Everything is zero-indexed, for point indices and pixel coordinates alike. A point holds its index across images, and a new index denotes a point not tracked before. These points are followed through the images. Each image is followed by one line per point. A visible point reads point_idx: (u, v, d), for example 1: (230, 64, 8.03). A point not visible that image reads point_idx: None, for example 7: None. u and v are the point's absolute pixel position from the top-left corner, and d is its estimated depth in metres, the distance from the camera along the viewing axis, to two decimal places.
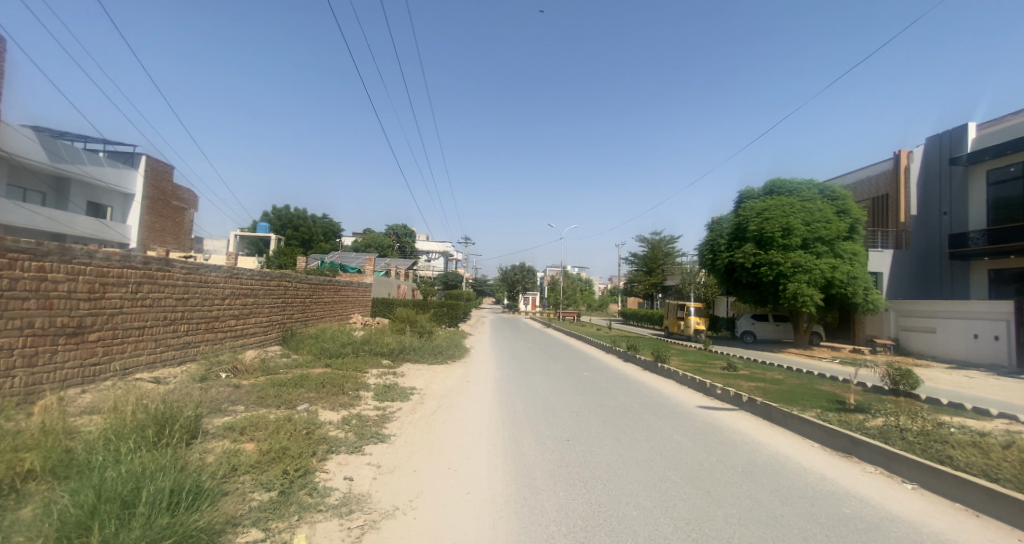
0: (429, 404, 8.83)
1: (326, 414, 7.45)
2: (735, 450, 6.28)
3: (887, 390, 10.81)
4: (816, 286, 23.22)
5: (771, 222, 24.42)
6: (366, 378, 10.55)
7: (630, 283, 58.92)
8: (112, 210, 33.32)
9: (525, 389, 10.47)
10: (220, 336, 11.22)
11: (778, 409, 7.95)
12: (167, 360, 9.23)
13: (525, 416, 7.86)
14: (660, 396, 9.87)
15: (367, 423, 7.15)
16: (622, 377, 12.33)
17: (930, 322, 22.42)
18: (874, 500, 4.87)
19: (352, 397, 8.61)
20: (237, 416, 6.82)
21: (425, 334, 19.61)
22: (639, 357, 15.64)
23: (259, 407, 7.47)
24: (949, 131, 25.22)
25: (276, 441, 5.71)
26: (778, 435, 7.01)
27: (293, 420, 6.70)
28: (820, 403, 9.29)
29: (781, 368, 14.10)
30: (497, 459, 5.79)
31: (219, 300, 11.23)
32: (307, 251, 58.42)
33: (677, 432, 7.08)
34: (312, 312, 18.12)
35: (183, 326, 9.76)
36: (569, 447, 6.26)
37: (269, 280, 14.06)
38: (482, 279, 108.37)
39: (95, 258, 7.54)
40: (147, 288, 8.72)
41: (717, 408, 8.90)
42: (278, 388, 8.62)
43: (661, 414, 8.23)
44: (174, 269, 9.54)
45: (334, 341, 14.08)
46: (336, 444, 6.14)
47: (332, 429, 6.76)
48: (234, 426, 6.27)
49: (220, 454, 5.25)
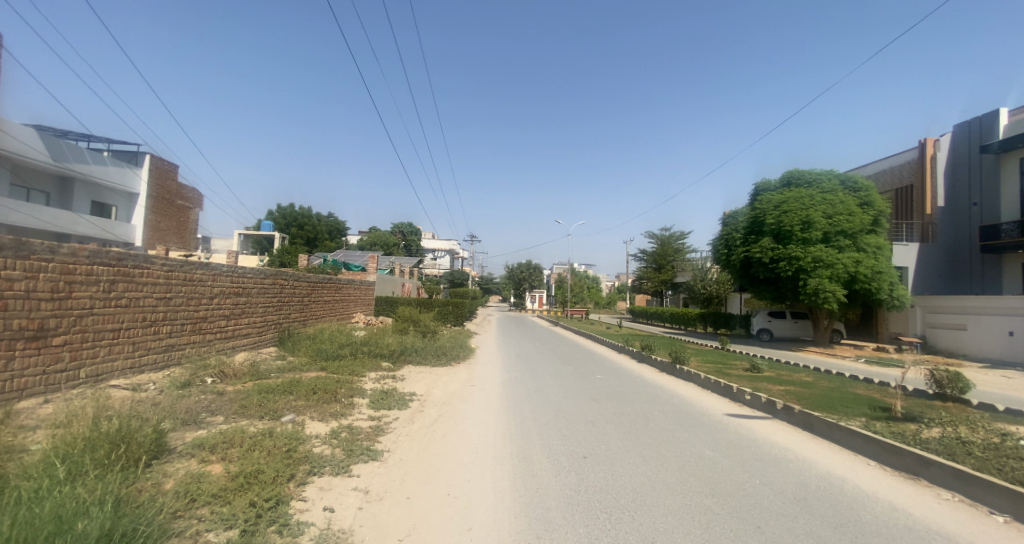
0: (429, 413, 8.06)
1: (313, 426, 6.65)
2: (780, 468, 5.46)
3: (932, 394, 9.86)
4: (839, 281, 22.15)
5: (790, 215, 23.32)
6: (363, 383, 9.79)
7: (639, 280, 57.65)
8: (117, 210, 32.76)
9: (535, 395, 9.70)
10: (208, 337, 10.51)
11: (821, 419, 7.07)
12: (147, 364, 8.52)
13: (535, 426, 7.11)
14: (683, 402, 9.03)
15: (358, 437, 6.33)
16: (640, 381, 11.49)
17: (960, 319, 21.33)
18: (968, 539, 3.97)
19: (343, 405, 7.81)
20: (213, 430, 6.03)
21: (429, 334, 18.81)
22: (655, 358, 14.78)
23: (240, 418, 6.70)
24: (978, 117, 24.08)
25: (249, 463, 4.91)
26: (826, 451, 6.12)
27: (274, 435, 5.90)
28: (863, 410, 8.38)
29: (809, 370, 13.14)
30: (503, 483, 5.03)
31: (207, 299, 10.52)
32: (312, 250, 57.91)
33: (708, 447, 6.26)
34: (311, 312, 17.39)
35: (165, 328, 9.05)
36: (585, 466, 5.48)
37: (264, 278, 13.36)
38: (489, 277, 107.64)
39: (57, 254, 6.80)
40: (123, 286, 7.99)
41: (748, 416, 8.04)
42: (264, 395, 7.86)
43: (688, 424, 7.39)
44: (155, 266, 8.81)
45: (332, 342, 13.33)
46: (320, 464, 5.32)
47: (317, 444, 5.96)
48: (204, 442, 5.48)
49: (182, 479, 4.47)
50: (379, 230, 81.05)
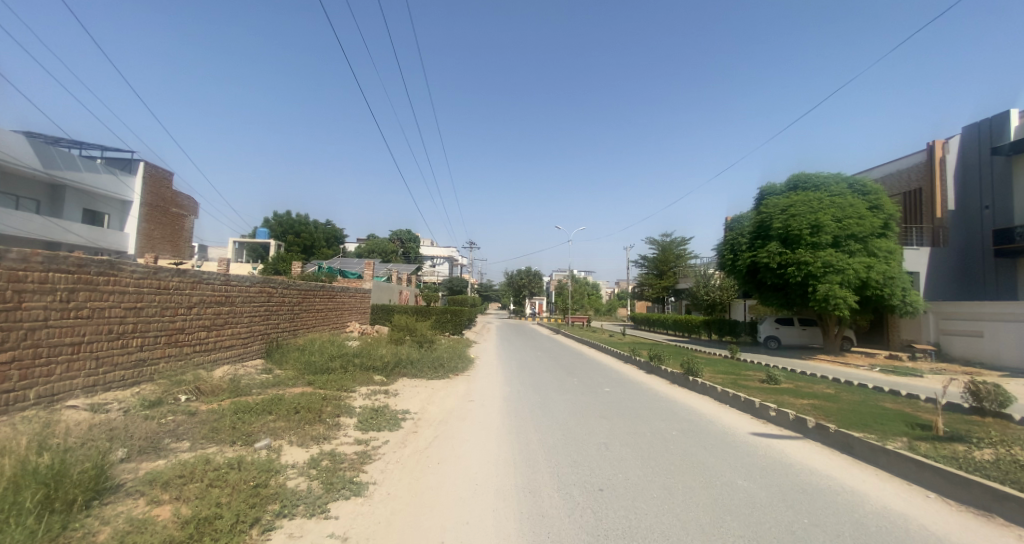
0: (423, 434, 7.30)
1: (292, 453, 5.88)
2: (831, 506, 4.73)
3: (970, 408, 9.10)
4: (849, 287, 21.44)
5: (798, 218, 22.67)
6: (351, 400, 8.99)
7: (640, 287, 56.79)
8: (109, 218, 32.04)
9: (540, 411, 8.93)
10: (186, 351, 9.74)
11: (863, 442, 6.33)
12: (113, 381, 7.73)
13: (542, 450, 6.37)
14: (702, 419, 8.27)
15: (340, 467, 5.54)
16: (651, 394, 10.75)
17: (976, 326, 20.60)
18: None
19: (326, 427, 7.02)
20: (174, 460, 5.25)
21: (426, 344, 17.99)
22: (664, 369, 14.00)
23: (207, 444, 5.92)
24: (988, 118, 23.61)
25: (205, 504, 4.12)
26: (876, 481, 5.35)
27: (242, 466, 5.11)
28: (901, 428, 7.61)
29: (830, 381, 12.40)
30: (508, 525, 4.25)
31: (185, 309, 9.77)
32: (308, 258, 57.18)
33: (740, 475, 5.50)
34: (301, 322, 16.63)
35: (136, 341, 8.29)
36: (602, 502, 4.72)
37: (250, 286, 12.66)
38: (487, 283, 106.87)
39: (5, 259, 6.01)
40: (85, 295, 7.23)
41: (777, 436, 7.28)
42: (239, 415, 7.06)
43: (711, 446, 6.65)
44: (123, 272, 8.05)
45: (321, 353, 12.53)
46: (292, 502, 4.52)
47: (293, 476, 5.17)
48: (157, 477, 4.69)
49: (119, 528, 3.69)
50: (377, 237, 80.43)
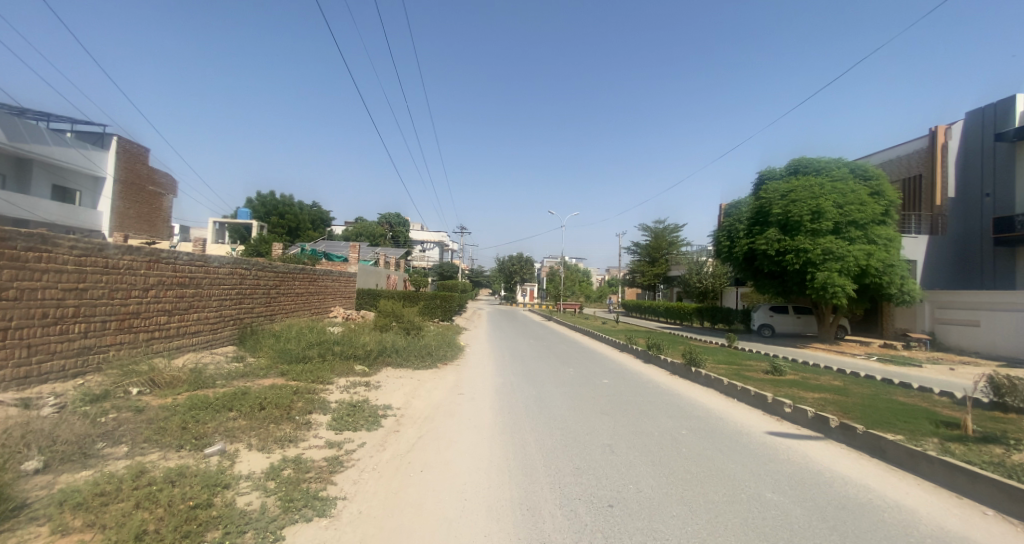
0: (407, 434, 6.53)
1: (248, 459, 5.05)
2: (880, 527, 4.03)
3: (991, 403, 8.55)
4: (848, 275, 20.98)
5: (799, 204, 22.03)
6: (327, 394, 8.14)
7: (631, 274, 56.48)
8: (82, 195, 30.39)
9: (534, 407, 8.21)
10: (142, 337, 8.79)
11: (898, 446, 5.68)
12: (51, 372, 6.80)
13: (540, 455, 5.63)
14: (710, 416, 7.61)
15: (304, 478, 4.71)
16: (652, 387, 10.12)
17: (973, 315, 20.28)
18: None
19: (294, 427, 6.17)
20: (102, 472, 4.38)
21: (414, 331, 17.19)
22: (664, 359, 13.42)
23: (149, 449, 5.04)
24: (993, 102, 23.17)
25: (122, 535, 3.24)
26: (920, 494, 4.69)
27: (182, 480, 4.23)
28: (929, 427, 6.99)
29: (836, 372, 11.87)
30: None
31: (140, 291, 8.80)
32: (293, 241, 55.74)
33: (767, 486, 4.81)
34: (279, 307, 15.66)
35: (79, 326, 7.34)
36: (614, 522, 3.98)
37: (220, 267, 11.69)
38: (477, 268, 105.99)
39: None
40: (9, 273, 6.22)
41: (797, 437, 6.62)
42: (194, 412, 6.18)
43: (726, 447, 6.00)
44: (60, 248, 7.07)
45: (299, 340, 11.64)
46: (238, 527, 3.69)
47: (244, 492, 4.32)
48: (72, 497, 3.81)
49: None
50: (365, 220, 78.90)
